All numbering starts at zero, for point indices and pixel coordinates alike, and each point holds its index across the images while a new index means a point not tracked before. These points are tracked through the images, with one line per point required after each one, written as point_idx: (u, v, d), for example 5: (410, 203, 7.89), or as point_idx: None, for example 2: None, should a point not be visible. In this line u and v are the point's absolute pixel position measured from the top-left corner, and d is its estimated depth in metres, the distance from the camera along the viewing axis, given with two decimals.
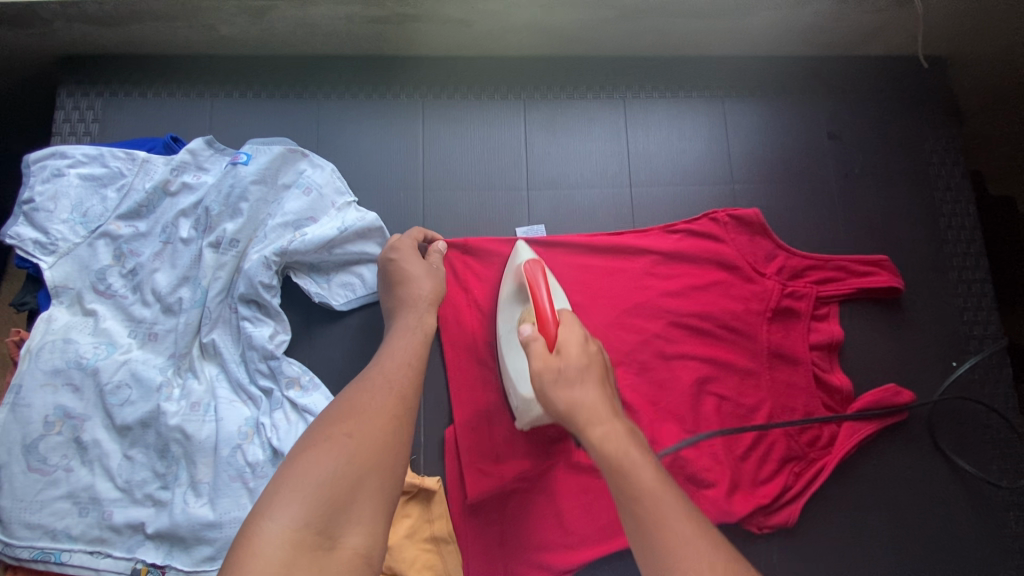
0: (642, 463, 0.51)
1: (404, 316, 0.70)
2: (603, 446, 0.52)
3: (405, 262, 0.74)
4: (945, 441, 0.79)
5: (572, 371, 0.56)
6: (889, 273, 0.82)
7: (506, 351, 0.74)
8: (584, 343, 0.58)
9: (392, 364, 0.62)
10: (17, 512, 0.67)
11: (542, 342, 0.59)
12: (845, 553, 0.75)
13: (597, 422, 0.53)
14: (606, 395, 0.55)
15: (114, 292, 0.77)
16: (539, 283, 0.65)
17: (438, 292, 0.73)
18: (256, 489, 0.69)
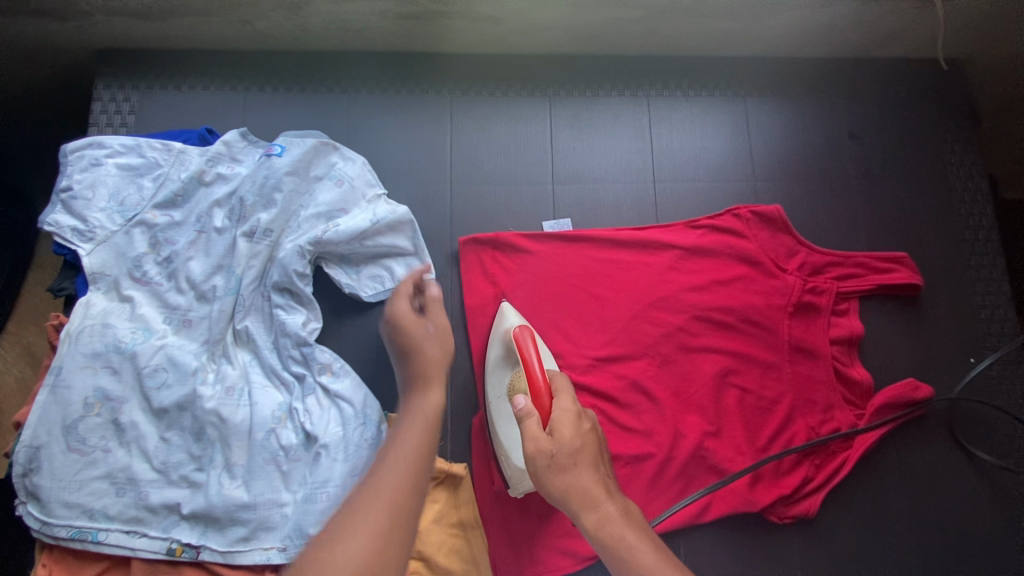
0: (639, 547, 0.52)
1: (409, 397, 0.64)
2: (600, 529, 0.53)
3: (401, 335, 0.68)
4: (964, 436, 0.80)
5: (565, 456, 0.55)
6: (909, 270, 0.83)
7: (497, 418, 0.74)
8: (576, 421, 0.57)
9: (389, 463, 0.54)
10: (56, 491, 0.69)
11: (536, 420, 0.57)
12: (865, 544, 0.76)
13: (592, 507, 0.54)
14: (600, 476, 0.55)
15: (149, 279, 0.79)
16: (530, 352, 0.64)
17: (442, 356, 0.67)
18: (289, 472, 0.71)
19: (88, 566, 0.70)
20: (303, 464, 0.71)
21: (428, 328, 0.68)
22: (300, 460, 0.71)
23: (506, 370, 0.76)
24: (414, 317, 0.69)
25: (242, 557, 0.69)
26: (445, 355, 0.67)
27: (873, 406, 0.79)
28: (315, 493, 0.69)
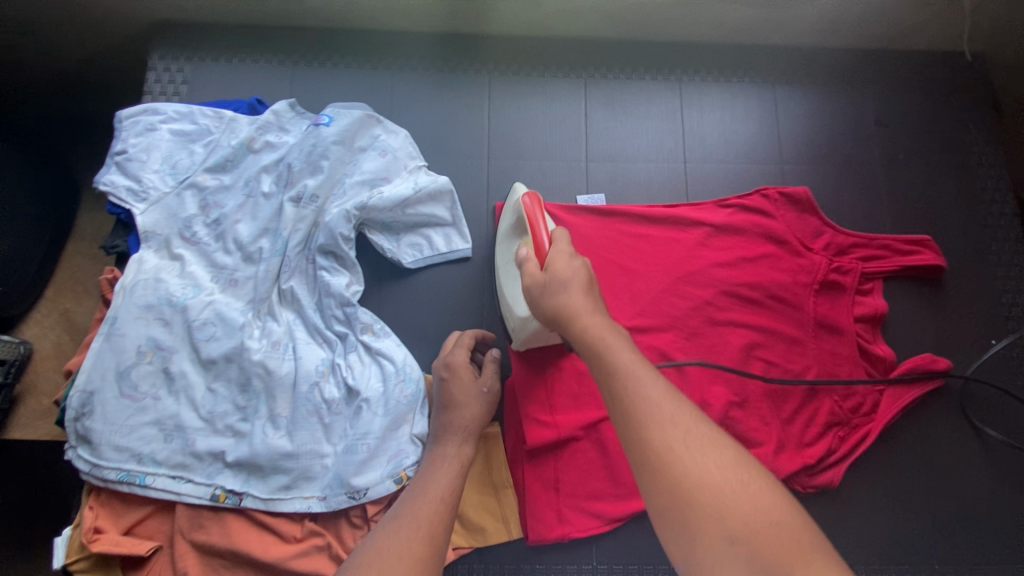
0: (620, 348, 0.53)
1: (445, 443, 0.69)
2: (583, 335, 0.54)
3: (455, 382, 0.74)
4: (982, 414, 0.82)
5: (558, 279, 0.58)
6: (932, 253, 0.86)
7: (504, 280, 0.80)
8: (571, 257, 0.60)
9: (424, 500, 0.60)
10: (107, 434, 0.71)
11: (535, 262, 0.63)
12: (883, 515, 0.79)
13: (578, 318, 0.55)
14: (590, 296, 0.57)
15: (199, 239, 0.82)
16: (537, 216, 0.69)
17: (482, 418, 0.73)
18: (331, 424, 0.73)
19: (134, 510, 0.73)
20: (344, 417, 0.74)
21: (483, 389, 0.74)
22: (341, 413, 0.74)
23: (513, 242, 0.80)
24: (471, 372, 0.75)
25: (283, 504, 0.72)
26: (483, 417, 0.73)
27: (895, 379, 0.81)
28: (356, 444, 0.72)
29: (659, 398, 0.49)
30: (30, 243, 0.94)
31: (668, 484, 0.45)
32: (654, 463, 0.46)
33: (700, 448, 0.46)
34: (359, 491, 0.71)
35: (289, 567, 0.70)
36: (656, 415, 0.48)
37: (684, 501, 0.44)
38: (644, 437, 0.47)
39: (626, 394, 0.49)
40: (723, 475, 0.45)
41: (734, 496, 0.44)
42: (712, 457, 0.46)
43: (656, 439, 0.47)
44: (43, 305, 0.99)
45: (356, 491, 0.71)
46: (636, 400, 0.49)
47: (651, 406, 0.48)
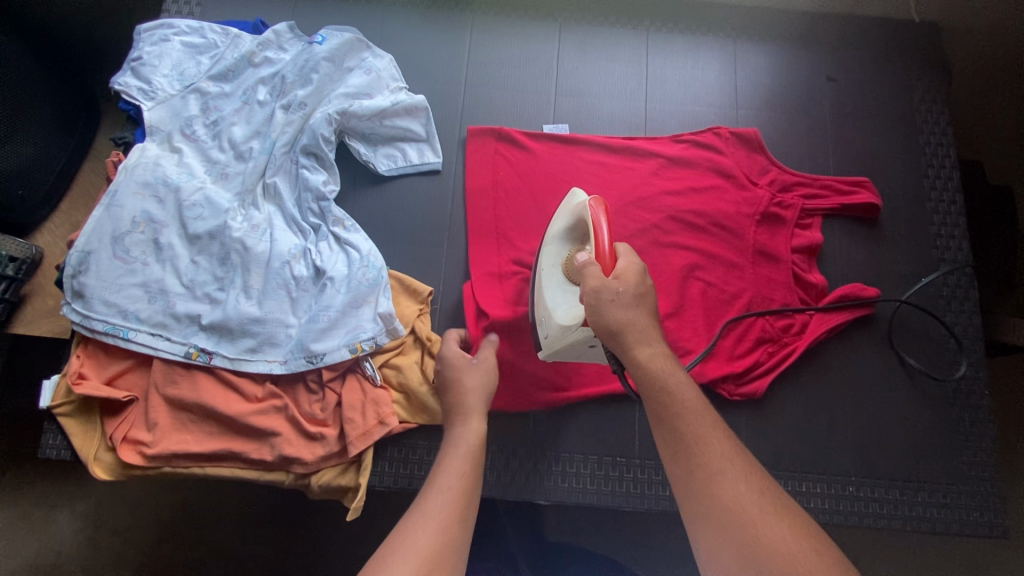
0: (684, 384, 0.62)
1: (457, 423, 0.71)
2: (650, 365, 0.62)
3: (449, 366, 0.77)
4: (903, 343, 0.88)
5: (628, 296, 0.65)
6: (870, 193, 0.92)
7: (545, 282, 0.76)
8: (641, 272, 0.67)
9: (444, 483, 0.62)
10: (98, 290, 0.79)
11: (598, 268, 0.68)
12: (805, 428, 0.84)
13: (644, 343, 0.63)
14: (651, 320, 0.65)
15: (197, 137, 0.90)
16: (601, 220, 0.71)
17: (486, 393, 0.75)
18: (297, 298, 0.82)
19: (115, 363, 0.81)
20: (310, 294, 0.82)
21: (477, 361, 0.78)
22: (308, 290, 0.82)
23: (563, 246, 0.78)
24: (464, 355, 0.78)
25: (248, 364, 0.79)
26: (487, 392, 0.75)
27: (825, 303, 0.87)
28: (318, 314, 0.80)
29: (729, 457, 0.57)
30: (53, 151, 0.99)
31: (735, 535, 0.52)
32: (722, 517, 0.53)
33: (769, 512, 0.53)
34: (317, 356, 0.79)
35: (247, 421, 0.78)
36: (726, 474, 0.56)
37: (752, 555, 0.50)
38: (715, 492, 0.55)
39: (698, 447, 0.58)
40: (791, 543, 0.51)
41: (802, 561, 0.50)
42: (781, 523, 0.52)
43: (725, 493, 0.55)
44: (58, 216, 1.02)
45: (315, 356, 0.79)
46: (700, 442, 0.58)
47: (719, 458, 0.57)
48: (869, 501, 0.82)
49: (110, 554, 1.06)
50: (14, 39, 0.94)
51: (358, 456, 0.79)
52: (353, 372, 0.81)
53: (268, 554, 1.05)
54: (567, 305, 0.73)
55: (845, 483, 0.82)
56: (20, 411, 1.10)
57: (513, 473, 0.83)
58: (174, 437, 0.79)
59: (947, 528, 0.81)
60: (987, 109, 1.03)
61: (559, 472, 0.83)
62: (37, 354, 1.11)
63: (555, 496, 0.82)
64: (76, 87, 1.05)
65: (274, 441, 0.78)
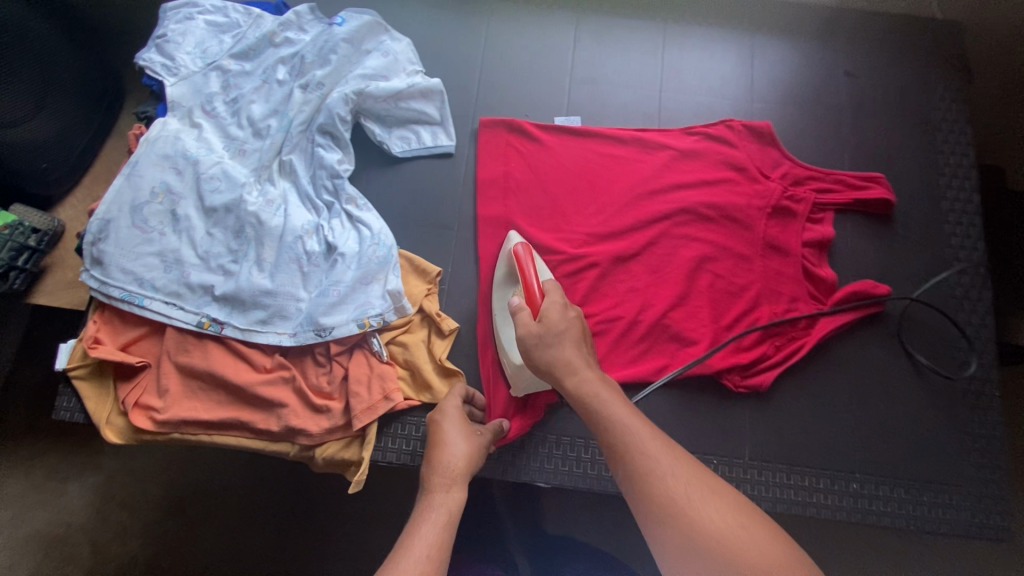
0: (612, 401, 0.60)
1: (433, 488, 0.64)
2: (579, 390, 0.62)
3: (446, 424, 0.73)
4: (912, 341, 0.87)
5: (552, 333, 0.65)
6: (884, 189, 0.91)
7: (499, 325, 0.83)
8: (564, 309, 0.67)
9: (411, 560, 0.55)
10: (116, 257, 0.81)
11: (528, 312, 0.69)
12: (809, 422, 0.84)
13: (574, 372, 0.62)
14: (581, 350, 0.65)
15: (217, 114, 0.92)
16: (526, 263, 0.75)
17: (471, 469, 0.68)
18: (308, 273, 0.83)
19: (130, 329, 0.82)
20: (321, 269, 0.84)
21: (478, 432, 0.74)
22: (319, 265, 0.83)
23: (508, 287, 0.85)
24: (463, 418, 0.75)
25: (258, 336, 0.81)
26: (473, 468, 0.69)
27: (834, 299, 0.86)
28: (328, 289, 0.81)
29: (661, 455, 0.55)
30: (73, 127, 1.00)
31: (677, 531, 0.51)
32: (669, 521, 0.52)
33: (705, 499, 0.53)
34: (325, 330, 0.80)
35: (256, 391, 0.79)
36: (663, 475, 0.54)
37: (692, 548, 0.50)
38: (660, 498, 0.53)
39: (635, 457, 0.56)
40: (738, 527, 0.51)
41: (746, 541, 0.50)
42: (723, 510, 0.52)
43: (661, 490, 0.53)
44: (81, 190, 1.04)
45: (323, 329, 0.80)
46: (638, 450, 0.56)
47: (656, 460, 0.55)
48: (872, 498, 0.81)
49: (118, 527, 1.08)
50: (46, 16, 0.95)
51: (363, 430, 0.80)
52: (360, 347, 0.82)
53: (271, 528, 1.07)
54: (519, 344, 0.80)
55: (849, 480, 0.82)
56: (36, 380, 1.13)
57: (515, 456, 0.83)
58: (184, 405, 0.80)
59: (950, 528, 0.80)
60: (1008, 110, 1.02)
61: (560, 456, 0.83)
62: (56, 326, 1.14)
63: (555, 479, 0.83)
64: (98, 64, 1.06)
65: (281, 412, 0.79)
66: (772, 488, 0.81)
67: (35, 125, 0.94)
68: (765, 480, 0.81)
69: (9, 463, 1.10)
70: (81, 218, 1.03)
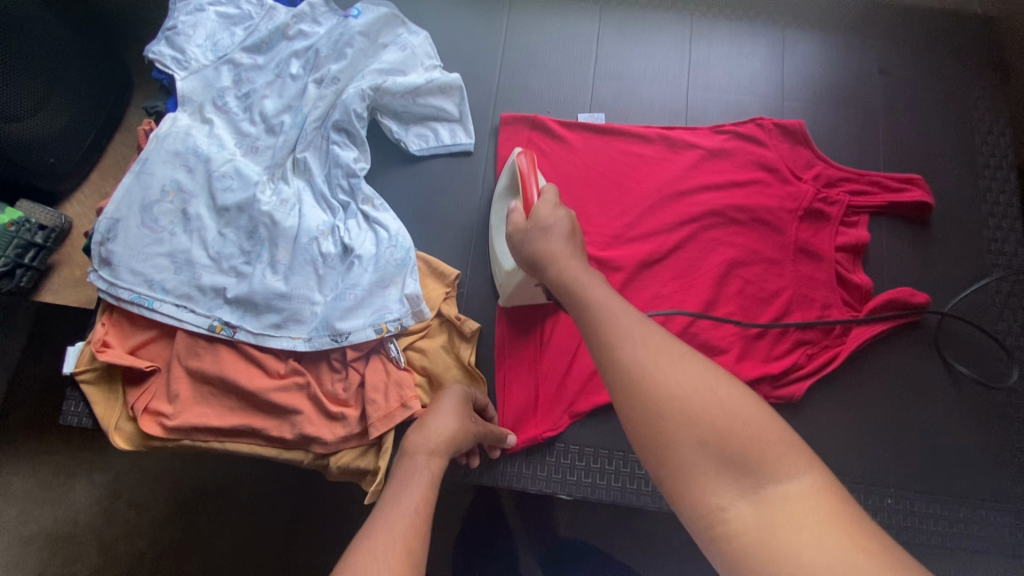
0: (592, 282, 0.57)
1: (417, 450, 0.65)
2: (559, 276, 0.59)
3: (438, 405, 0.71)
4: (950, 351, 0.83)
5: (540, 226, 0.63)
6: (921, 191, 0.87)
7: (495, 236, 0.84)
8: (554, 207, 0.65)
9: (399, 510, 0.56)
10: (126, 258, 0.78)
11: (520, 213, 0.67)
12: (841, 434, 0.80)
13: (557, 261, 0.60)
14: (571, 245, 0.62)
15: (229, 109, 0.89)
16: (528, 175, 0.72)
17: (460, 443, 0.68)
18: (324, 276, 0.80)
19: (139, 332, 0.80)
20: (337, 271, 0.81)
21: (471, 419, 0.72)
22: (335, 268, 0.81)
23: (507, 199, 0.83)
24: (461, 403, 0.73)
25: (271, 340, 0.78)
26: (463, 442, 0.68)
27: (870, 306, 0.83)
28: (344, 293, 0.78)
29: (633, 324, 0.51)
30: (82, 121, 0.98)
31: (640, 389, 0.47)
32: (636, 383, 0.47)
33: (673, 364, 0.48)
34: (341, 335, 0.77)
35: (269, 397, 0.76)
36: (634, 340, 0.50)
37: (655, 405, 0.46)
38: (629, 361, 0.49)
39: (607, 327, 0.52)
40: (710, 388, 0.47)
41: (715, 401, 0.46)
42: (693, 371, 0.48)
43: (624, 352, 0.49)
44: (88, 186, 1.01)
45: (339, 334, 0.77)
46: (611, 321, 0.52)
47: (628, 329, 0.51)
48: (907, 514, 0.78)
49: (125, 527, 1.06)
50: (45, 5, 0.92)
51: (380, 439, 0.77)
52: (377, 353, 0.79)
53: (280, 534, 1.05)
54: (511, 254, 0.80)
55: (883, 495, 0.78)
56: (42, 380, 1.10)
57: (536, 466, 0.80)
58: (194, 410, 0.78)
59: (989, 547, 0.77)
60: None
61: (582, 467, 0.81)
62: (63, 322, 1.12)
63: (577, 492, 0.80)
64: (106, 56, 1.03)
65: (295, 418, 0.76)
66: None
67: (43, 121, 0.92)
68: None
69: (15, 460, 1.08)
70: (89, 215, 1.00)
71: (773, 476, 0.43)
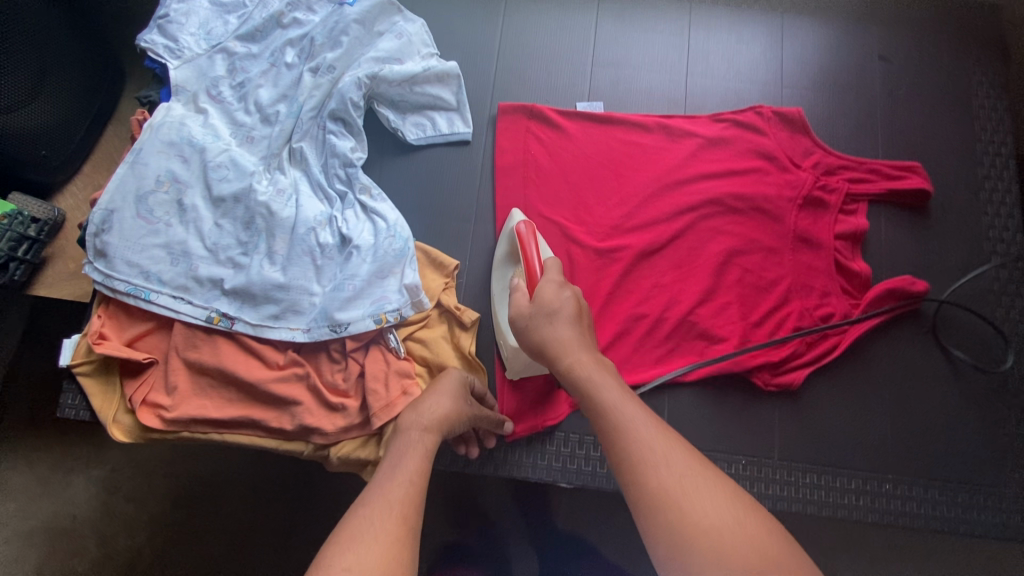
0: (607, 386, 0.58)
1: (411, 425, 0.68)
2: (574, 374, 0.60)
3: (435, 384, 0.73)
4: (948, 338, 0.84)
5: (547, 312, 0.64)
6: (920, 179, 0.87)
7: (497, 304, 0.82)
8: (559, 287, 0.66)
9: (395, 480, 0.60)
10: (121, 249, 0.78)
11: (523, 293, 0.68)
12: (840, 421, 0.81)
13: (567, 355, 0.61)
14: (578, 331, 0.63)
15: (223, 99, 0.88)
16: (528, 240, 0.73)
17: (454, 421, 0.69)
18: (322, 266, 0.80)
19: (137, 324, 0.79)
20: (335, 262, 0.80)
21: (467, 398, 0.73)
22: (333, 259, 0.80)
23: (508, 267, 0.82)
24: (459, 380, 0.75)
25: (270, 331, 0.78)
26: (458, 420, 0.70)
27: (870, 295, 0.83)
28: (343, 283, 0.78)
29: (655, 444, 0.53)
30: (73, 111, 0.96)
31: (667, 523, 0.48)
32: (663, 513, 0.48)
33: (701, 495, 0.49)
34: (340, 325, 0.77)
35: (269, 388, 0.76)
36: (656, 462, 0.51)
37: (682, 540, 0.47)
38: (653, 486, 0.50)
39: (629, 446, 0.53)
40: (733, 521, 0.48)
41: (736, 536, 0.47)
42: (716, 501, 0.49)
43: (649, 478, 0.51)
44: (81, 179, 1.00)
45: (338, 325, 0.77)
46: (632, 438, 0.53)
47: (650, 450, 0.52)
48: (906, 499, 0.78)
49: (124, 521, 1.06)
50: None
51: (381, 429, 0.77)
52: (377, 343, 0.79)
53: (281, 525, 1.05)
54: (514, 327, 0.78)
55: (881, 481, 0.79)
56: (38, 375, 1.10)
57: (537, 455, 0.81)
58: (193, 402, 0.77)
59: (987, 531, 0.78)
60: None
61: (583, 455, 0.81)
62: (59, 314, 1.11)
63: (578, 480, 0.80)
64: (97, 45, 1.01)
65: (295, 410, 0.76)
66: (802, 488, 0.78)
67: (35, 109, 0.91)
68: (795, 479, 0.79)
69: (12, 455, 1.07)
70: (83, 207, 0.99)
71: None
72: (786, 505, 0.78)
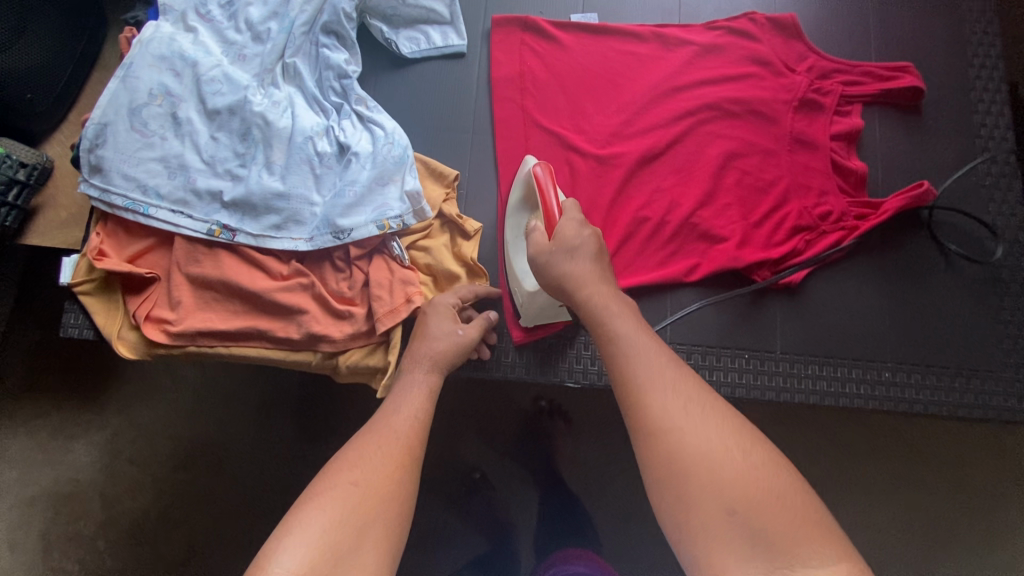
0: (622, 320, 0.58)
1: (414, 368, 0.68)
2: (588, 305, 0.60)
3: (425, 319, 0.73)
4: (943, 233, 0.85)
5: (566, 248, 0.63)
6: (914, 77, 0.88)
7: (512, 254, 0.80)
8: (579, 226, 0.64)
9: (403, 414, 0.63)
10: (117, 162, 0.77)
11: (541, 235, 0.66)
12: (839, 316, 0.82)
13: (584, 288, 0.61)
14: (596, 268, 0.63)
15: (212, 18, 0.85)
16: (547, 186, 0.69)
17: (453, 356, 0.70)
18: (321, 176, 0.80)
19: (135, 241, 0.79)
20: (334, 171, 0.80)
21: (458, 328, 0.72)
22: (332, 167, 0.80)
23: (522, 215, 0.80)
24: (452, 314, 0.74)
25: (273, 241, 0.78)
26: (458, 354, 0.71)
27: (885, 209, 0.83)
28: (343, 190, 0.77)
29: (665, 377, 0.53)
30: (59, 54, 0.93)
31: (669, 456, 0.49)
32: (665, 446, 0.50)
33: (708, 432, 0.50)
34: (343, 232, 0.77)
35: (274, 297, 0.76)
36: (663, 394, 0.52)
37: (683, 475, 0.48)
38: (659, 420, 0.51)
39: (638, 379, 0.54)
40: (739, 461, 0.48)
41: (739, 474, 0.48)
42: (724, 440, 0.50)
43: (654, 413, 0.52)
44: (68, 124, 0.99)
45: (341, 231, 0.77)
46: (642, 372, 0.54)
47: (659, 383, 0.53)
48: (905, 387, 0.80)
49: (129, 481, 1.06)
50: None
51: (386, 335, 0.77)
52: (380, 253, 0.79)
53: (290, 459, 1.06)
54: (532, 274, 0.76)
55: (881, 369, 0.81)
56: (36, 330, 1.09)
57: (543, 356, 0.82)
58: (198, 315, 0.77)
59: (983, 414, 0.80)
60: None
61: (589, 356, 0.82)
62: (52, 278, 1.10)
63: (584, 379, 0.81)
64: None
65: (301, 318, 0.76)
66: (804, 380, 0.80)
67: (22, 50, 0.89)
68: (799, 372, 0.80)
69: (11, 423, 1.07)
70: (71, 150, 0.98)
71: (795, 557, 0.44)
72: (789, 397, 0.79)
